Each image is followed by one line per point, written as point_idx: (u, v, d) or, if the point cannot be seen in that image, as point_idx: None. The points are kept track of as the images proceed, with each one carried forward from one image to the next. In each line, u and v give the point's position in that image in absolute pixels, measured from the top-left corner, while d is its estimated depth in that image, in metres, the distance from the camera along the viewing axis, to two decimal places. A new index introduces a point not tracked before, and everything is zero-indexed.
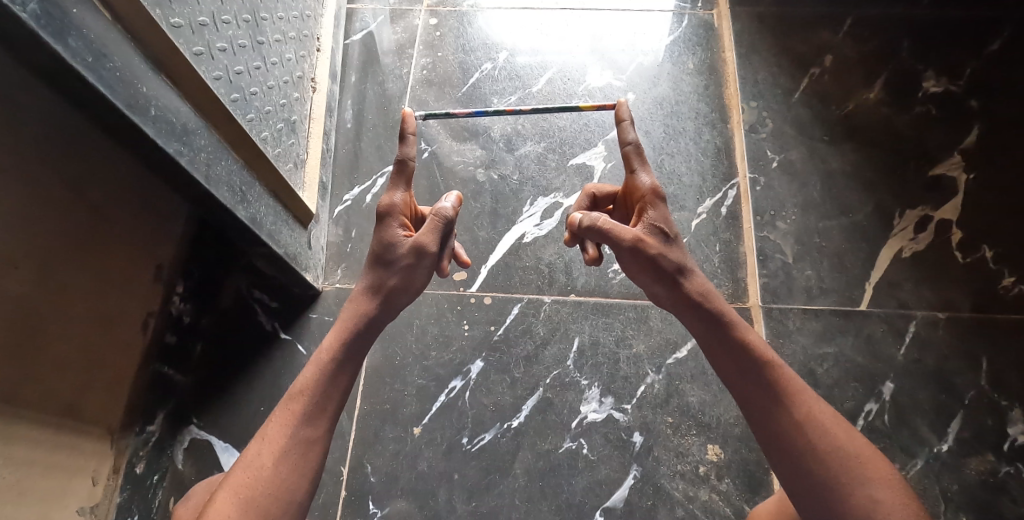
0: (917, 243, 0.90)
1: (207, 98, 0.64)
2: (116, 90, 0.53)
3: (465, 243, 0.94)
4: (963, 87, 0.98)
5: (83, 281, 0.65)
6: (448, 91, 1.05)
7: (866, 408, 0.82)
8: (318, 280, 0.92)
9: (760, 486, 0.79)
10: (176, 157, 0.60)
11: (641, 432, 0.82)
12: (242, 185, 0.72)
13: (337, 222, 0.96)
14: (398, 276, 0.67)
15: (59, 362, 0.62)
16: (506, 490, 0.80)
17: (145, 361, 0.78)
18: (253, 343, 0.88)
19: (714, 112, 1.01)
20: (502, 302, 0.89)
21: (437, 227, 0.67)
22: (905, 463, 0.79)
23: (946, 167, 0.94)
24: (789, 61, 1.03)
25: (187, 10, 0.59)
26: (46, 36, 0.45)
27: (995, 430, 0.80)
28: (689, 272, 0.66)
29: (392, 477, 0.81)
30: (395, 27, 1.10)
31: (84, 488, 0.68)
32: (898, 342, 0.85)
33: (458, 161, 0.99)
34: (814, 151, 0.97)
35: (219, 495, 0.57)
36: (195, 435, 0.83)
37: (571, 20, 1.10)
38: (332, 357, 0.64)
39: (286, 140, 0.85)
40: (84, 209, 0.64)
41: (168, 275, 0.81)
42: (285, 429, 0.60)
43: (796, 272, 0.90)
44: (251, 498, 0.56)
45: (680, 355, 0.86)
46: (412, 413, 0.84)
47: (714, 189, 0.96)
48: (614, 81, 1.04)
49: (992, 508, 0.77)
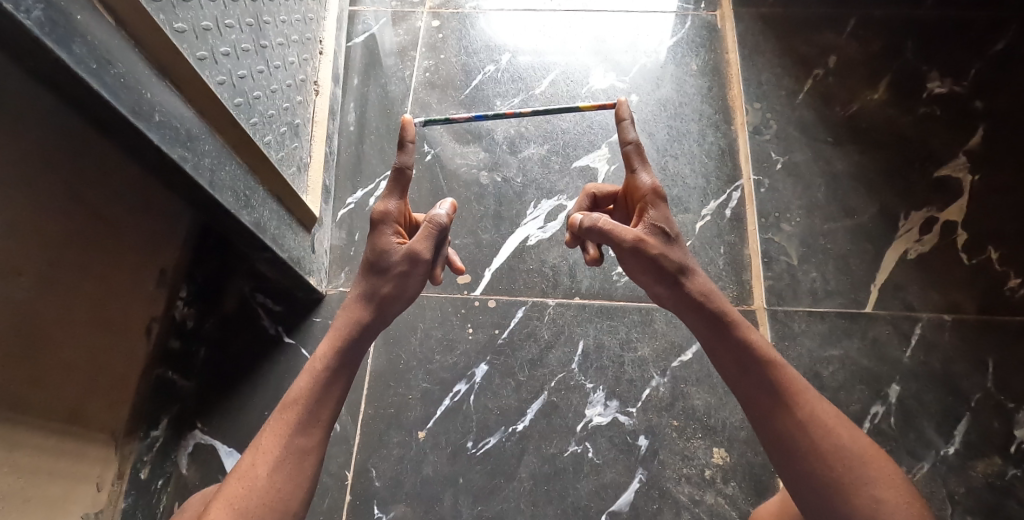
0: (922, 245, 0.90)
1: (211, 103, 0.64)
2: (120, 97, 0.52)
3: (469, 246, 0.93)
4: (968, 88, 0.98)
5: (88, 287, 0.65)
6: (451, 93, 1.04)
7: (872, 411, 0.82)
8: (321, 284, 0.91)
9: (766, 490, 0.79)
10: (180, 163, 0.60)
11: (646, 435, 0.82)
12: (246, 189, 0.72)
13: (341, 225, 0.96)
14: (392, 283, 0.67)
15: (63, 369, 0.62)
16: (512, 494, 0.80)
17: (149, 366, 0.78)
18: (256, 347, 0.88)
19: (717, 114, 1.01)
20: (506, 306, 0.89)
21: (431, 235, 0.66)
22: (911, 467, 0.79)
23: (951, 168, 0.93)
24: (792, 62, 1.03)
25: (190, 15, 0.59)
26: (51, 43, 0.45)
27: (1002, 433, 0.80)
28: (691, 272, 0.66)
29: (396, 481, 0.81)
30: (397, 29, 1.10)
31: (89, 494, 0.68)
32: (904, 344, 0.85)
33: (461, 164, 0.99)
34: (818, 152, 0.96)
35: (213, 507, 0.56)
36: (200, 439, 0.83)
37: (573, 22, 1.09)
38: (325, 366, 0.64)
39: (289, 143, 0.85)
40: (88, 214, 0.64)
41: (171, 279, 0.81)
42: (279, 440, 0.60)
43: (801, 274, 0.90)
44: (246, 509, 0.56)
45: (685, 357, 0.86)
46: (417, 418, 0.84)
47: (718, 191, 0.95)
48: (617, 83, 1.04)
49: (999, 511, 0.77)
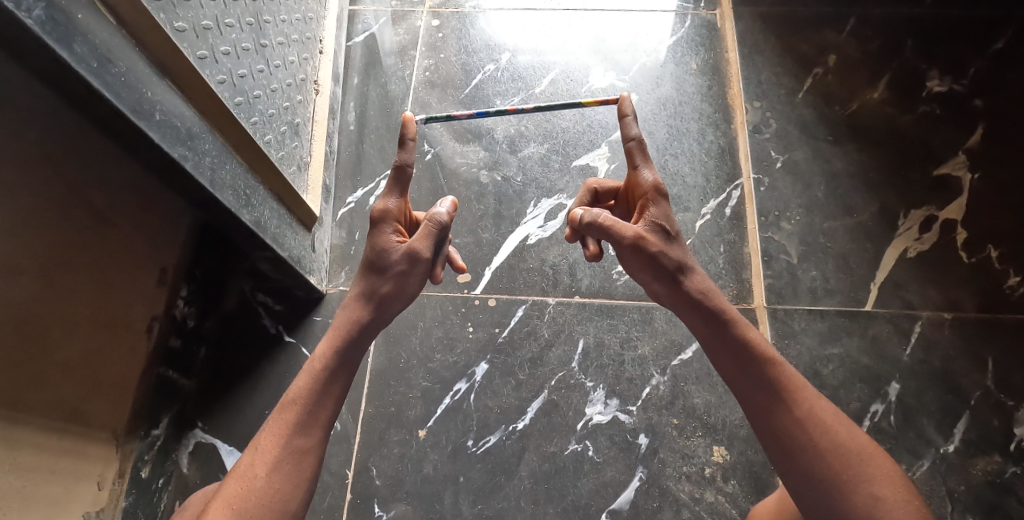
0: (922, 243, 0.90)
1: (212, 102, 0.64)
2: (121, 96, 0.52)
3: (469, 245, 0.93)
4: (967, 86, 0.98)
5: (88, 286, 0.65)
6: (451, 92, 1.04)
7: (872, 409, 0.82)
8: (322, 283, 0.92)
9: (766, 488, 0.79)
10: (181, 162, 0.60)
11: (646, 434, 0.82)
12: (246, 188, 0.72)
13: (341, 224, 0.96)
14: (391, 282, 0.67)
15: (64, 369, 0.62)
16: (512, 493, 0.80)
17: (150, 365, 0.78)
18: (257, 346, 0.88)
19: (717, 113, 1.01)
20: (506, 305, 0.89)
21: (431, 234, 0.67)
22: (911, 464, 0.79)
23: (950, 166, 0.93)
24: (792, 61, 1.03)
25: (191, 14, 0.59)
26: (52, 41, 0.45)
27: (1002, 431, 0.80)
28: (690, 270, 0.66)
29: (397, 480, 0.81)
30: (397, 29, 1.10)
31: (89, 493, 0.68)
32: (904, 342, 0.85)
33: (461, 163, 0.99)
34: (818, 151, 0.97)
35: (211, 507, 0.57)
36: (201, 438, 0.83)
37: (573, 21, 1.09)
38: (324, 365, 0.64)
39: (289, 142, 0.85)
40: (88, 213, 0.64)
41: (172, 278, 0.81)
42: (279, 440, 0.60)
43: (801, 272, 0.90)
44: (245, 509, 0.56)
45: (685, 356, 0.86)
46: (417, 416, 0.84)
47: (718, 190, 0.95)
48: (617, 82, 1.04)
49: (999, 508, 0.77)
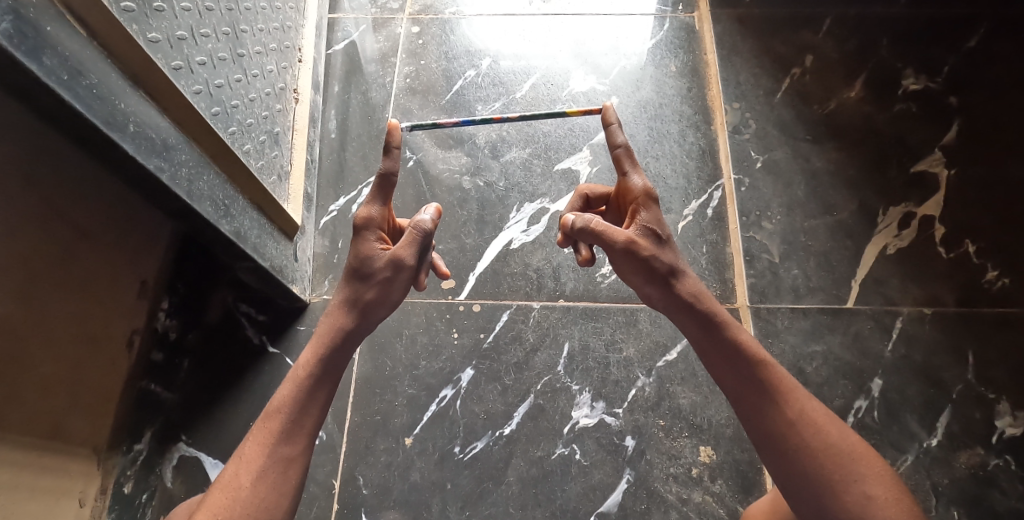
0: (901, 240, 0.91)
1: (186, 113, 0.63)
2: (94, 108, 0.52)
3: (453, 251, 0.93)
4: (941, 84, 0.99)
5: (70, 302, 0.65)
6: (433, 98, 1.04)
7: (856, 405, 0.83)
8: (306, 292, 0.91)
9: (753, 486, 0.79)
10: (157, 174, 0.60)
11: (633, 435, 0.82)
12: (225, 199, 0.72)
13: (324, 232, 0.95)
14: (375, 290, 0.66)
15: (43, 386, 0.61)
16: (500, 498, 0.79)
17: (133, 379, 0.77)
18: (240, 358, 0.87)
19: (697, 114, 1.02)
20: (490, 310, 0.89)
21: (415, 240, 0.66)
22: (896, 459, 0.80)
23: (928, 163, 0.95)
24: (769, 62, 1.04)
25: (165, 25, 0.59)
26: (20, 55, 0.45)
27: (984, 423, 0.81)
28: (681, 273, 0.66)
29: (384, 489, 0.80)
30: (378, 35, 1.10)
31: (72, 509, 0.68)
32: (885, 338, 0.86)
33: (444, 169, 0.99)
34: (797, 150, 0.97)
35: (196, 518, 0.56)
36: (184, 452, 0.82)
37: (553, 26, 1.10)
38: (309, 374, 0.63)
39: (270, 152, 0.84)
40: (67, 227, 0.63)
41: (153, 290, 0.80)
42: (263, 449, 0.59)
43: (783, 271, 0.90)
44: None
45: (669, 357, 0.86)
46: (403, 424, 0.83)
47: (699, 192, 0.96)
48: (597, 85, 1.05)
49: (982, 501, 0.77)
